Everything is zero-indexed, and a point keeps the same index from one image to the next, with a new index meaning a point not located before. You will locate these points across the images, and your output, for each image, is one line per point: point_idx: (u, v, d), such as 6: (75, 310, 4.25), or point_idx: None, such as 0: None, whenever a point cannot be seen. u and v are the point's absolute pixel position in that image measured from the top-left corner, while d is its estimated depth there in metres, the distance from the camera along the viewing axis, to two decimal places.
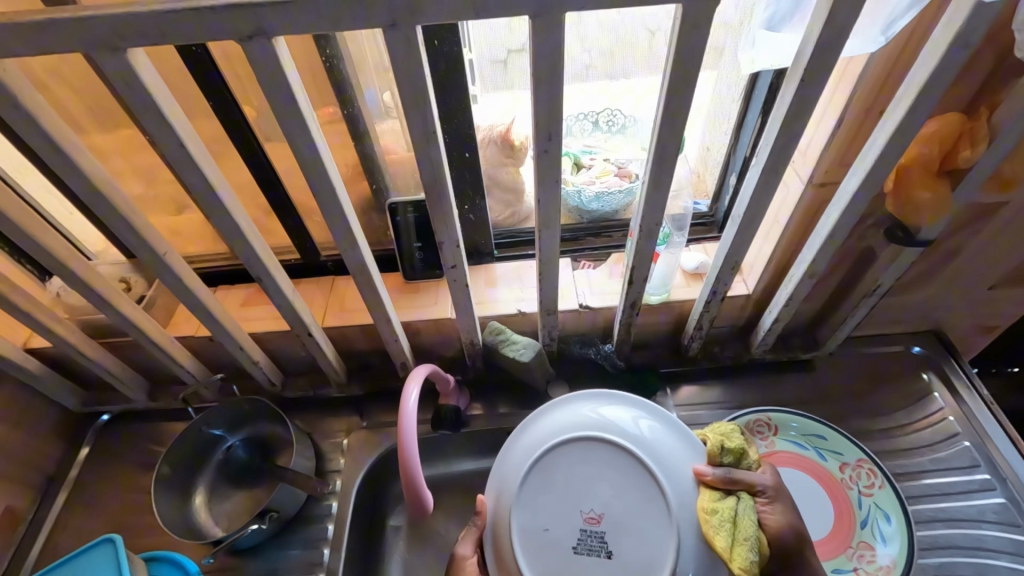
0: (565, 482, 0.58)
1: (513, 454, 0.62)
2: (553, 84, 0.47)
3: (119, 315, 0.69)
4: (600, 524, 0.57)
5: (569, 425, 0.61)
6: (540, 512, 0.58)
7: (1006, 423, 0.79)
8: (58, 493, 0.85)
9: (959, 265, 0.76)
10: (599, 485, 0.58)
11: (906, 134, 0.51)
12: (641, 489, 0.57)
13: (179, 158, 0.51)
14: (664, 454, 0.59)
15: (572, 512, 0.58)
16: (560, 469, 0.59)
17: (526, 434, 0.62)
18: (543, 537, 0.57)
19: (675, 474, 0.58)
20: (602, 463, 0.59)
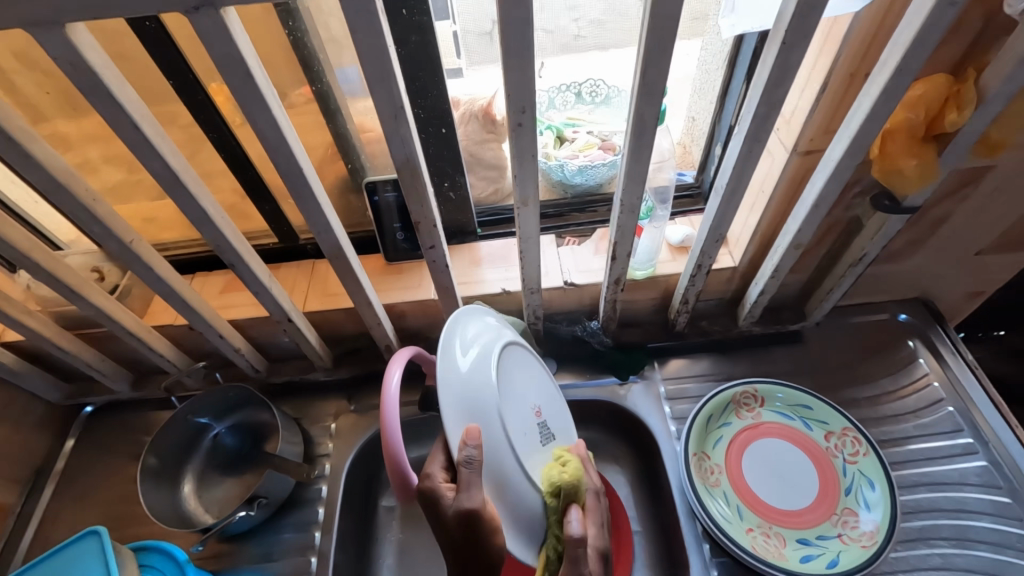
0: (511, 382, 0.65)
1: (465, 382, 0.59)
2: (526, 54, 0.44)
3: (91, 306, 0.67)
4: (541, 415, 0.67)
5: (492, 336, 0.65)
6: (512, 415, 0.63)
7: (991, 388, 0.80)
8: (46, 486, 0.84)
9: (947, 231, 0.76)
10: (525, 385, 0.68)
11: (892, 98, 0.49)
12: (533, 373, 0.70)
13: (134, 140, 0.48)
14: (515, 349, 0.69)
15: (527, 416, 0.65)
16: (503, 374, 0.64)
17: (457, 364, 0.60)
18: (526, 438, 0.63)
19: (522, 360, 0.69)
20: (514, 364, 0.67)
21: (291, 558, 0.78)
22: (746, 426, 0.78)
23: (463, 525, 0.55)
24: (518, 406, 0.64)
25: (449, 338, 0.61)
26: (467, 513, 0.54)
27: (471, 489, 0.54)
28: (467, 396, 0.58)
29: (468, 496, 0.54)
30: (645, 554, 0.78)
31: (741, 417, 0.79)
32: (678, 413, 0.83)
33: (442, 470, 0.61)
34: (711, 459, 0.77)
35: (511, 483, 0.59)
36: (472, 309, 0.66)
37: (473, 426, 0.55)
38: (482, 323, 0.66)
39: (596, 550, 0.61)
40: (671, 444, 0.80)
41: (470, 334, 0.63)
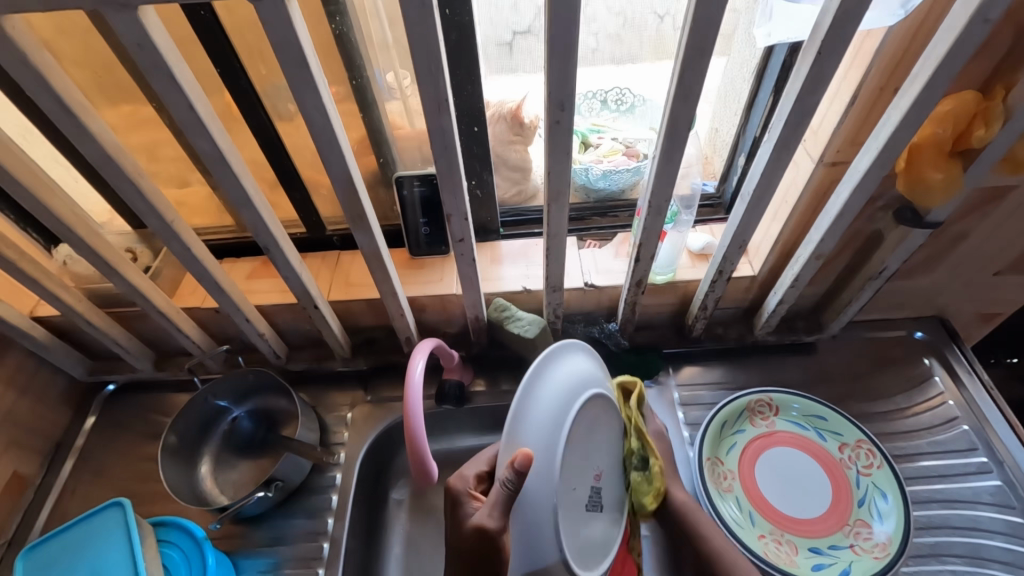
0: (591, 435, 0.61)
1: (545, 413, 0.57)
2: (569, 54, 0.46)
3: (126, 282, 0.69)
4: (601, 480, 0.63)
5: (590, 380, 0.62)
6: (574, 468, 0.59)
7: (1007, 409, 0.80)
8: (66, 460, 0.86)
9: (967, 250, 0.77)
10: (605, 440, 0.63)
11: (921, 111, 0.51)
12: (615, 438, 0.65)
13: (188, 120, 0.50)
14: (609, 410, 0.64)
15: (589, 474, 0.61)
16: (583, 427, 0.60)
17: (545, 390, 0.58)
18: (575, 498, 0.59)
19: (609, 422, 0.64)
20: (599, 421, 0.62)
21: (303, 543, 0.79)
22: (760, 434, 0.79)
23: (476, 540, 0.55)
24: (585, 459, 0.60)
25: (546, 366, 0.59)
26: (483, 531, 0.54)
27: (495, 508, 0.55)
28: (537, 432, 0.56)
29: (488, 514, 0.55)
30: None
31: (755, 424, 0.80)
32: (692, 418, 0.84)
33: (476, 476, 0.65)
34: (724, 465, 0.77)
35: (535, 524, 0.55)
36: (582, 350, 0.63)
37: (526, 453, 0.52)
38: (585, 366, 0.62)
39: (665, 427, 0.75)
40: (684, 449, 0.81)
41: (572, 369, 0.61)
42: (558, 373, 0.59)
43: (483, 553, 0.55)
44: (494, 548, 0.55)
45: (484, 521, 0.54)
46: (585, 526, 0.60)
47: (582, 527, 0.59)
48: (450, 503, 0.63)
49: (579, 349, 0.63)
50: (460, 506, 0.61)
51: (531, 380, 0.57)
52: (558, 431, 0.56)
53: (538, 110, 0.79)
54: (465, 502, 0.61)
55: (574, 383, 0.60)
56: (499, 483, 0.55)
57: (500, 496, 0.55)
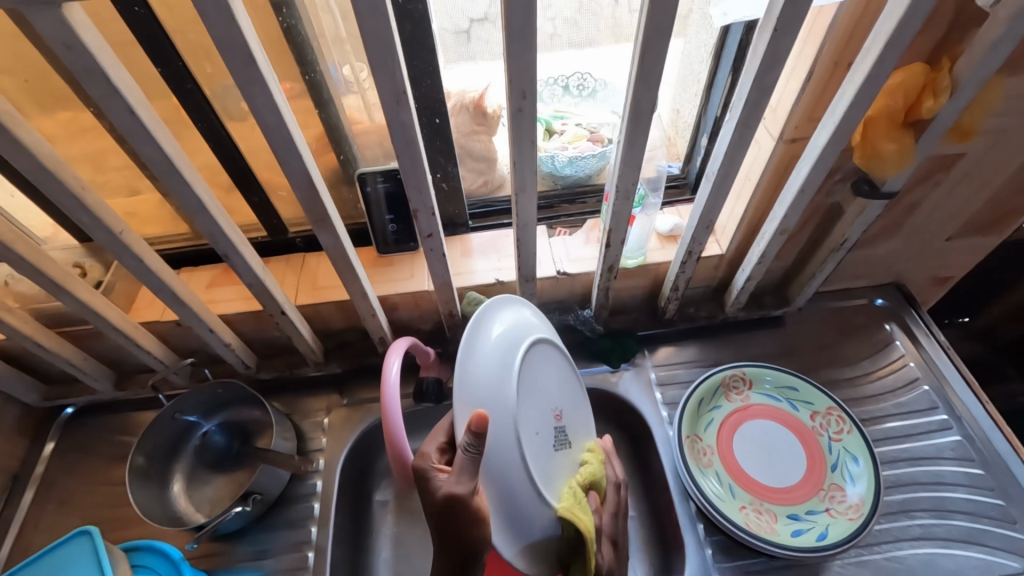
0: (542, 380, 0.65)
1: (485, 367, 0.59)
2: (528, 40, 0.45)
3: (77, 300, 0.65)
4: (562, 420, 0.66)
5: (526, 330, 0.65)
6: (530, 414, 0.62)
7: (963, 367, 0.84)
8: (26, 490, 0.81)
9: (920, 217, 0.79)
10: (553, 379, 0.67)
11: (875, 85, 0.52)
12: (565, 376, 0.69)
13: (128, 124, 0.47)
14: (550, 350, 0.68)
15: (547, 413, 0.64)
16: (528, 371, 0.63)
17: (481, 348, 0.60)
18: (537, 442, 0.61)
19: (552, 362, 0.67)
20: (544, 361, 0.66)
21: (286, 556, 0.77)
22: (735, 409, 0.81)
23: (449, 508, 0.54)
24: (540, 405, 0.63)
25: (477, 326, 0.62)
26: (453, 498, 0.54)
27: (462, 475, 0.54)
28: (486, 388, 0.58)
29: (456, 481, 0.54)
30: (640, 538, 0.80)
31: (731, 399, 0.82)
32: (669, 398, 0.85)
33: (438, 449, 0.60)
34: (703, 441, 0.79)
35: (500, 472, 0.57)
36: (512, 302, 0.67)
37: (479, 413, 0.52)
38: (516, 314, 0.66)
39: (607, 536, 0.65)
40: (663, 429, 0.82)
41: (504, 324, 0.64)
42: (490, 331, 0.62)
43: (452, 525, 0.55)
44: (466, 513, 0.55)
45: (454, 488, 0.53)
46: (556, 465, 0.63)
47: (553, 468, 0.62)
48: (418, 480, 0.59)
49: (507, 306, 0.66)
50: (428, 481, 0.57)
51: (465, 347, 0.60)
52: (502, 382, 0.59)
53: (501, 100, 0.78)
54: (433, 476, 0.57)
55: (505, 337, 0.62)
56: (460, 450, 0.54)
57: (464, 462, 0.54)
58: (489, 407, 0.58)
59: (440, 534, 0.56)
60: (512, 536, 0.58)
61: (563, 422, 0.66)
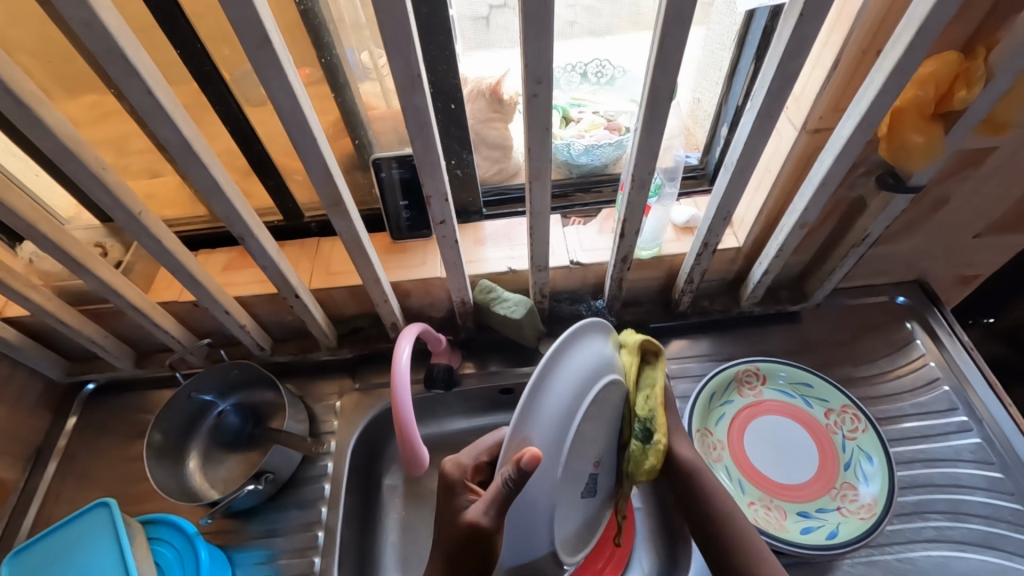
0: (596, 428, 0.60)
1: (551, 413, 0.53)
2: (545, 24, 0.44)
3: (98, 280, 0.67)
4: (599, 465, 0.62)
5: (601, 374, 0.58)
6: (575, 463, 0.58)
7: (986, 368, 0.82)
8: (50, 462, 0.84)
9: (947, 213, 0.77)
10: (608, 423, 0.62)
11: (904, 75, 0.50)
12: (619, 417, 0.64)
13: (146, 106, 0.48)
14: (618, 393, 0.62)
15: (590, 459, 0.61)
16: (588, 421, 0.58)
17: (556, 386, 0.54)
18: (569, 490, 0.59)
19: (614, 405, 0.62)
20: (607, 405, 0.60)
21: (297, 534, 0.78)
22: (747, 404, 0.80)
23: (464, 533, 0.53)
24: (588, 446, 0.60)
25: (558, 359, 0.54)
26: (474, 526, 0.53)
27: (490, 506, 0.53)
28: (549, 426, 0.53)
29: (483, 511, 0.53)
30: (646, 529, 0.80)
31: (743, 395, 0.81)
32: (680, 391, 0.84)
33: (473, 467, 0.63)
34: (714, 436, 0.78)
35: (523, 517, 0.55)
36: (594, 331, 0.59)
37: (534, 453, 0.49)
38: (599, 349, 0.59)
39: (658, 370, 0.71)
40: None
41: (585, 362, 0.57)
42: (569, 368, 0.55)
43: (470, 548, 0.54)
44: (487, 541, 0.54)
45: (476, 516, 0.53)
46: (574, 508, 0.61)
47: (572, 509, 0.61)
48: (444, 488, 0.61)
49: (590, 336, 0.59)
50: (456, 494, 0.60)
51: (538, 383, 0.53)
52: (562, 433, 0.54)
53: (518, 87, 0.77)
54: (461, 493, 0.60)
55: (580, 381, 0.56)
56: (499, 479, 0.52)
57: (496, 494, 0.53)
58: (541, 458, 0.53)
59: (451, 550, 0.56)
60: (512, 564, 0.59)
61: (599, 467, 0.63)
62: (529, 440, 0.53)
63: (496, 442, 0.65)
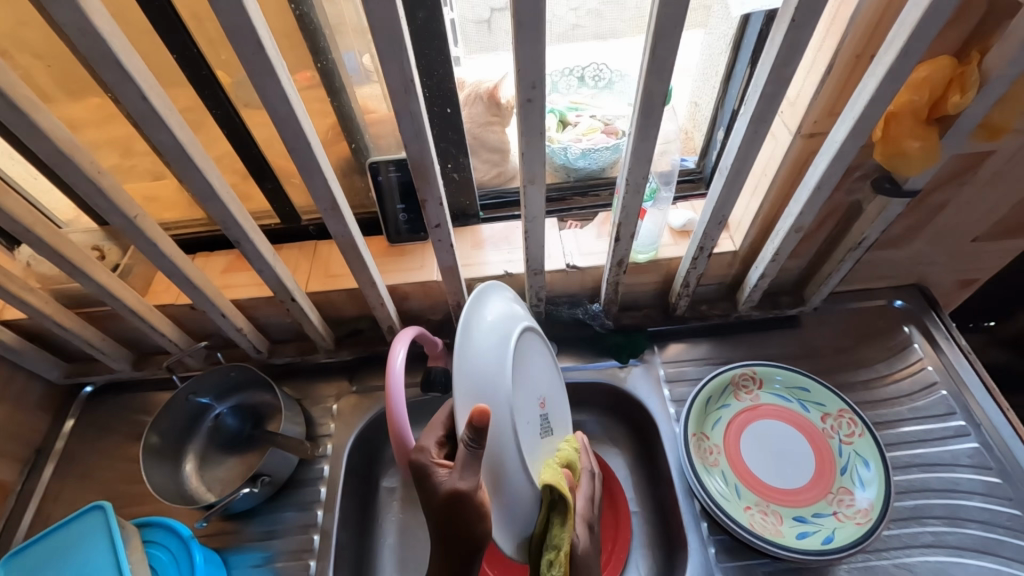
0: (526, 367, 0.64)
1: (485, 359, 0.56)
2: (537, 28, 0.44)
3: (94, 283, 0.67)
4: (545, 407, 0.66)
5: (514, 318, 0.63)
6: (522, 404, 0.61)
7: (984, 373, 0.82)
8: (47, 464, 0.84)
9: (946, 217, 0.77)
10: (536, 366, 0.67)
11: (897, 80, 0.50)
12: (543, 363, 0.69)
13: (140, 110, 0.48)
14: (533, 338, 0.67)
15: (533, 400, 0.64)
16: (517, 360, 0.62)
17: (480, 338, 0.58)
18: (528, 431, 0.61)
19: (535, 349, 0.67)
20: (529, 348, 0.65)
21: (294, 537, 0.78)
22: (744, 408, 0.80)
23: (449, 505, 0.53)
24: (526, 392, 0.63)
25: (471, 316, 0.59)
26: (456, 494, 0.53)
27: (465, 471, 0.53)
28: (488, 372, 0.56)
29: (460, 477, 0.53)
30: (642, 533, 0.80)
31: (740, 398, 0.80)
32: (677, 395, 0.84)
33: (437, 443, 0.59)
34: (709, 440, 0.78)
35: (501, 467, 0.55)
36: (497, 288, 0.65)
37: (481, 406, 0.49)
38: (506, 301, 0.64)
39: (582, 518, 0.65)
40: (670, 426, 0.81)
41: (495, 312, 0.61)
42: (484, 320, 0.60)
43: (462, 519, 0.54)
44: (472, 509, 0.54)
45: (456, 484, 0.53)
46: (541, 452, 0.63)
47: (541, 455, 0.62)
48: (415, 474, 0.58)
49: (495, 293, 0.64)
50: (428, 477, 0.56)
51: (463, 334, 0.57)
52: (500, 371, 0.56)
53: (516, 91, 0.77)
54: (432, 471, 0.56)
55: (501, 326, 0.60)
56: (461, 444, 0.51)
57: (465, 457, 0.52)
58: (491, 401, 0.55)
59: (444, 531, 0.55)
60: (510, 525, 0.58)
61: (545, 408, 0.67)
62: (469, 391, 0.54)
63: (448, 414, 0.63)
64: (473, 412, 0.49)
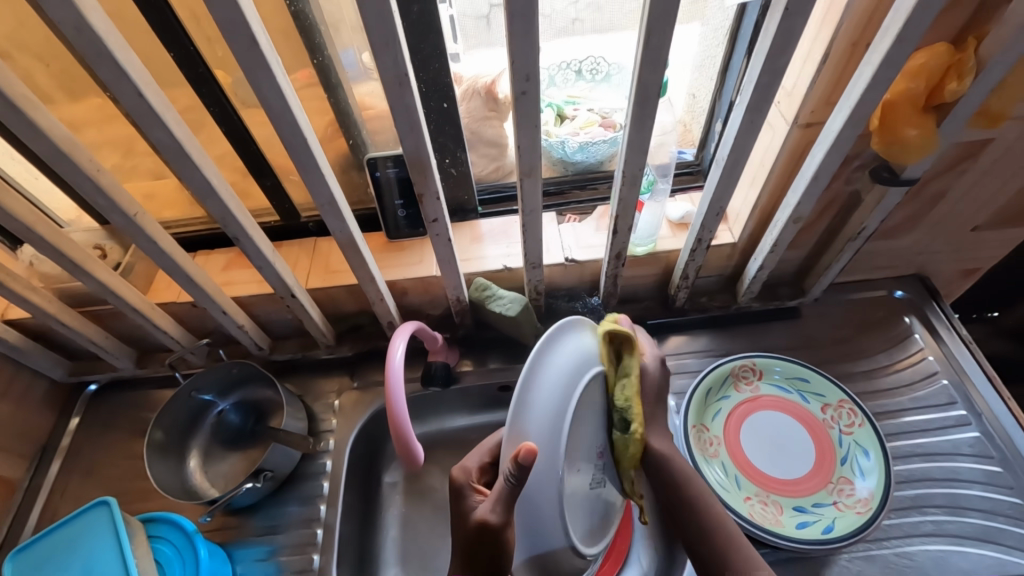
0: (595, 415, 0.59)
1: (547, 401, 0.52)
2: (530, 20, 0.44)
3: (96, 281, 0.68)
4: (606, 455, 0.61)
5: (592, 362, 0.58)
6: (578, 453, 0.57)
7: (985, 362, 0.82)
8: (53, 462, 0.85)
9: (945, 207, 0.77)
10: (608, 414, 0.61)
11: (893, 67, 0.50)
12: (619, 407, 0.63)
13: (137, 108, 0.48)
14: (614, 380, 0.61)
15: (594, 448, 0.59)
16: (585, 407, 0.57)
17: (550, 375, 0.53)
18: (576, 478, 0.57)
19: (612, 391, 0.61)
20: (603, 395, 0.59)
21: (297, 531, 0.79)
22: (744, 399, 0.80)
23: (477, 535, 0.52)
24: (586, 440, 0.58)
25: (548, 348, 0.54)
26: (485, 526, 0.52)
27: (498, 502, 0.52)
28: (545, 418, 0.52)
29: (490, 508, 0.52)
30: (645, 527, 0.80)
31: (740, 390, 0.80)
32: (678, 387, 0.85)
33: (478, 467, 0.62)
34: (709, 431, 0.78)
35: (532, 506, 0.54)
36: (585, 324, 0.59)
37: (528, 445, 0.48)
38: (589, 340, 0.58)
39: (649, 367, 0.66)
40: (671, 417, 0.82)
41: (573, 351, 0.56)
42: (560, 358, 0.55)
43: (484, 550, 0.53)
44: (498, 542, 0.52)
45: (486, 514, 0.52)
46: (587, 502, 0.59)
47: (583, 503, 0.58)
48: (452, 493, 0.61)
49: (578, 330, 0.58)
50: (463, 499, 0.59)
51: (536, 362, 0.53)
52: (557, 419, 0.53)
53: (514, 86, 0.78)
54: (468, 496, 0.59)
55: (574, 369, 0.55)
56: (501, 476, 0.51)
57: (503, 490, 0.52)
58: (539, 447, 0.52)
59: (467, 556, 0.54)
60: (528, 559, 0.55)
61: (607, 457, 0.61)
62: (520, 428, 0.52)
63: (497, 442, 0.65)
64: (520, 448, 0.48)
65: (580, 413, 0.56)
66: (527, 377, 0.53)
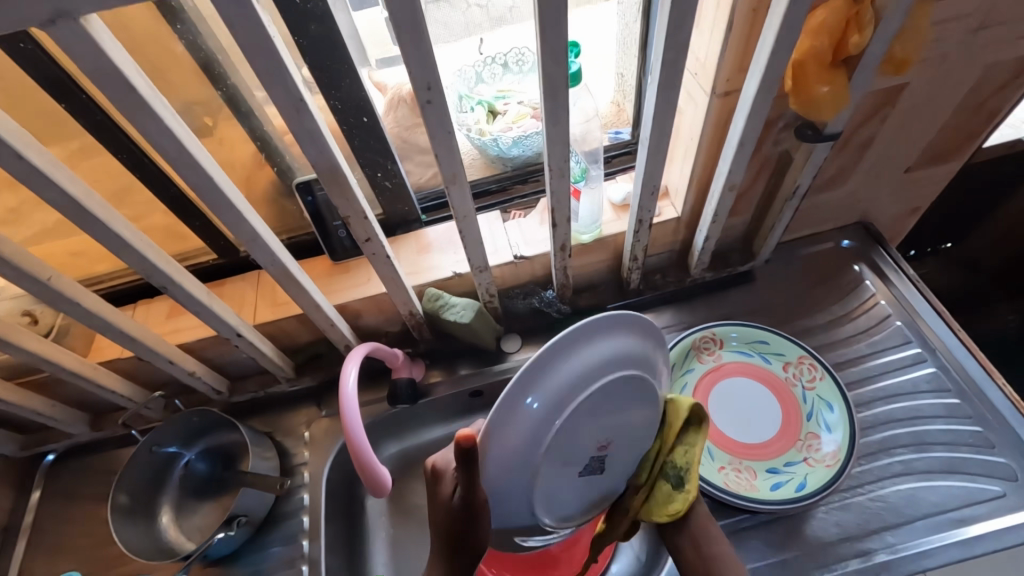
0: (604, 413, 0.54)
1: (536, 407, 0.49)
2: (418, 26, 0.43)
3: (24, 352, 0.64)
4: (609, 449, 0.57)
5: (609, 365, 0.52)
6: (570, 451, 0.54)
7: (934, 298, 0.84)
8: (18, 541, 0.82)
9: (874, 153, 0.78)
10: (624, 411, 0.56)
11: (793, 27, 0.50)
12: (642, 404, 0.58)
13: (21, 171, 0.45)
14: (636, 380, 0.55)
15: (595, 443, 0.56)
16: (591, 410, 0.52)
17: (549, 382, 0.49)
18: (563, 469, 0.55)
19: (634, 390, 0.56)
20: (619, 394, 0.54)
21: (282, 571, 0.78)
22: (708, 370, 0.81)
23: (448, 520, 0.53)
24: (586, 439, 0.54)
25: (554, 355, 0.48)
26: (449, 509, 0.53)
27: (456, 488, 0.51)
28: (530, 422, 0.49)
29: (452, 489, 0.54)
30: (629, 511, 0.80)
31: (703, 361, 0.81)
32: None
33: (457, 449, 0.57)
34: None
35: (504, 493, 0.53)
36: (614, 322, 0.52)
37: (464, 432, 0.47)
38: (611, 341, 0.52)
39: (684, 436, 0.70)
40: None
41: (586, 355, 0.50)
42: (566, 365, 0.49)
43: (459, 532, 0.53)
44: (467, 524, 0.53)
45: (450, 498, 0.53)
46: (574, 485, 0.58)
47: (568, 487, 0.57)
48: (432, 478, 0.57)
49: (604, 328, 0.51)
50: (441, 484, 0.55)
51: (532, 370, 0.48)
52: (541, 427, 0.49)
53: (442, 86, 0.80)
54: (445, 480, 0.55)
55: (582, 374, 0.50)
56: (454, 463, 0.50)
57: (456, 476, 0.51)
58: (514, 447, 0.50)
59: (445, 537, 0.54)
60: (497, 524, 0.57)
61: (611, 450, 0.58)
62: (499, 428, 0.49)
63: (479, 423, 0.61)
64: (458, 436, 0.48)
65: (580, 416, 0.52)
66: (523, 379, 0.48)
